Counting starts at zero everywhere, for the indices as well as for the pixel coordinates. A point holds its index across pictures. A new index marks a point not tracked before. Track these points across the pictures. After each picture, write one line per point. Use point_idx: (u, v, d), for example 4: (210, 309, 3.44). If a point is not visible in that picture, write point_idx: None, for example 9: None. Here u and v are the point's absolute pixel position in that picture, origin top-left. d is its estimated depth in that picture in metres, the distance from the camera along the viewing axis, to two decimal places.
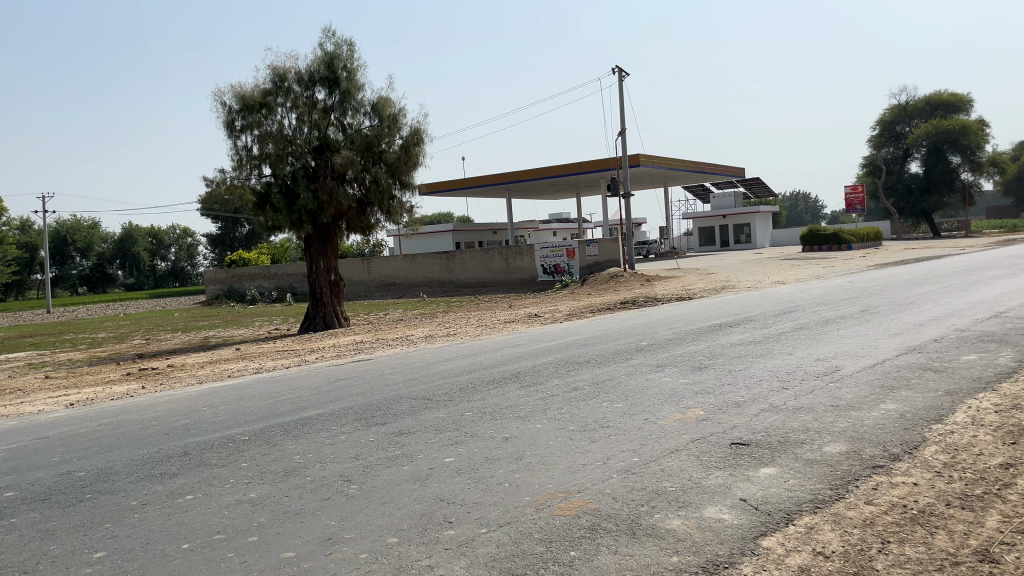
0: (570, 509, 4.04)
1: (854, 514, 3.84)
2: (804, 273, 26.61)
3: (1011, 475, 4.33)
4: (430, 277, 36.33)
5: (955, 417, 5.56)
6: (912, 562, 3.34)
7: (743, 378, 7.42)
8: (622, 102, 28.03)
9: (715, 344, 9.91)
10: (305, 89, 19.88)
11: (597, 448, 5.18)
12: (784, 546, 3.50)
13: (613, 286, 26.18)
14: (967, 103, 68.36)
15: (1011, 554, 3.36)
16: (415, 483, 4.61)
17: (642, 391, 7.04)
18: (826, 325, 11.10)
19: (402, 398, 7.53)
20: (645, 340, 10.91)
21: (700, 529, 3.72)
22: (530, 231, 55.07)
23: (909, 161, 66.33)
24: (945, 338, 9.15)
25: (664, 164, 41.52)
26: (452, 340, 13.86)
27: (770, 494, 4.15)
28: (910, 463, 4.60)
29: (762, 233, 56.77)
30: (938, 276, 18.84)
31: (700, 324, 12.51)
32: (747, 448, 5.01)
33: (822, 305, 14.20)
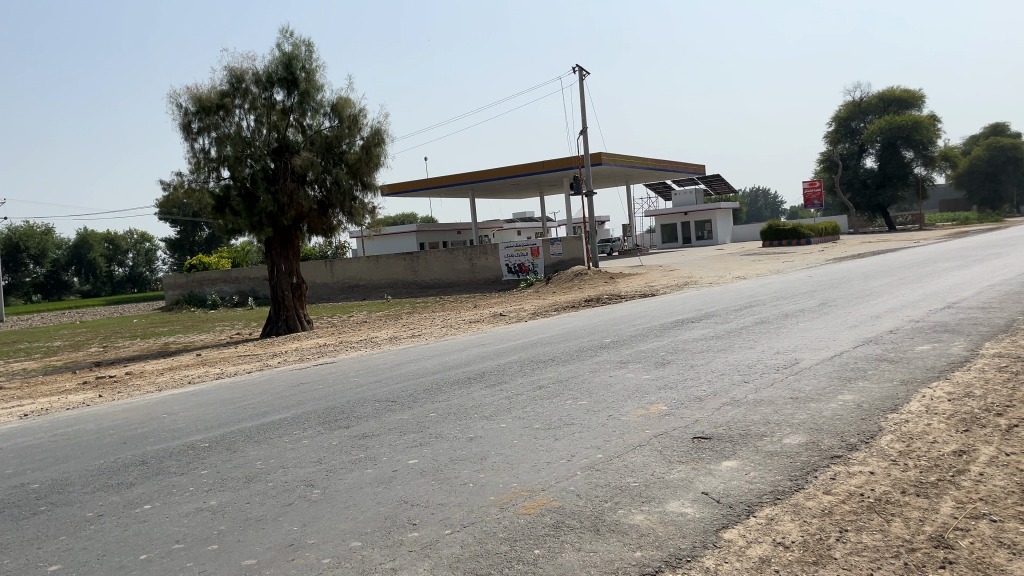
0: (534, 508, 4.04)
1: (813, 504, 3.90)
2: (764, 268, 26.99)
3: (964, 463, 4.44)
4: (394, 278, 36.09)
5: (910, 406, 5.69)
6: (870, 550, 3.39)
7: (705, 372, 7.51)
8: (584, 101, 28.22)
9: (678, 340, 10.02)
10: (263, 90, 19.65)
11: (561, 445, 5.21)
12: (745, 538, 3.55)
13: (577, 284, 26.26)
14: (919, 99, 70.03)
15: (964, 541, 3.44)
16: (379, 487, 4.57)
17: (607, 388, 7.08)
18: (786, 319, 11.28)
19: (366, 400, 7.48)
20: (609, 337, 10.99)
21: (662, 523, 3.75)
22: (494, 230, 55.08)
23: (864, 156, 67.56)
24: (900, 329, 9.36)
25: (626, 162, 41.85)
26: (417, 341, 13.82)
27: (731, 487, 4.19)
28: (867, 453, 4.68)
29: (722, 229, 57.54)
30: (896, 270, 19.26)
31: (663, 320, 12.63)
32: (708, 441, 5.07)
33: (781, 298, 14.43)
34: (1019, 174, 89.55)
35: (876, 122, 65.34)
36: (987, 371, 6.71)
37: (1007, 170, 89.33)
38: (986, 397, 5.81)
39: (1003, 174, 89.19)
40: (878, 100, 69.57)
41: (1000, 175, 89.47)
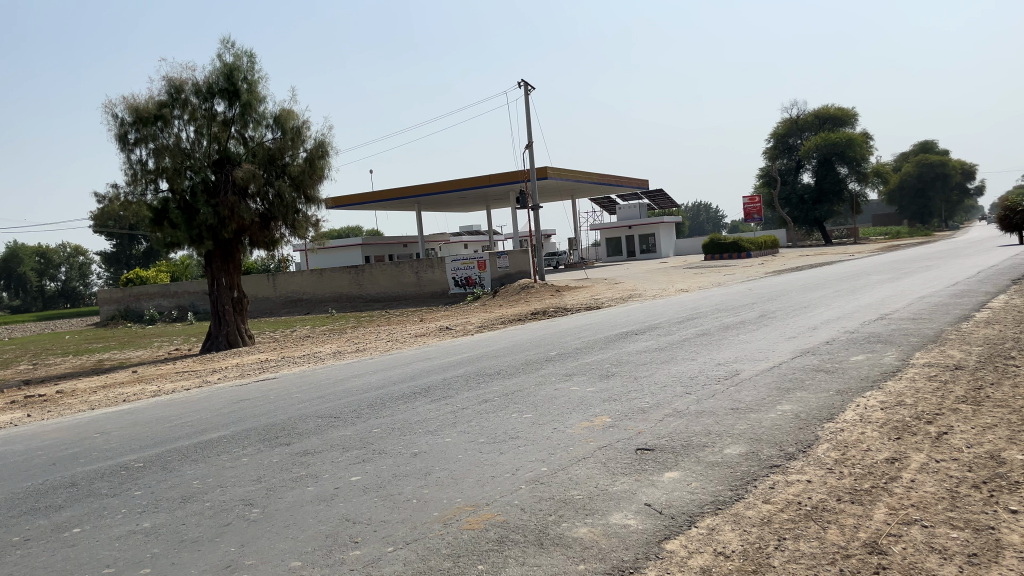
0: (478, 522, 4.02)
1: (752, 513, 3.96)
2: (706, 281, 27.48)
3: (896, 469, 4.57)
4: (338, 292, 35.64)
5: (845, 415, 5.85)
6: (807, 557, 3.46)
7: (648, 384, 7.58)
8: (529, 115, 28.47)
9: (622, 352, 10.12)
10: (203, 101, 19.29)
11: (506, 459, 5.19)
12: (687, 548, 3.58)
13: (524, 297, 26.33)
14: (853, 117, 72.42)
15: (896, 546, 3.54)
16: (321, 504, 4.49)
17: (553, 401, 7.09)
18: (726, 330, 11.50)
19: (308, 416, 7.36)
20: (554, 349, 11.03)
21: (606, 535, 3.77)
22: (440, 244, 54.95)
23: (802, 172, 69.57)
24: (836, 340, 9.61)
25: (572, 176, 42.24)
26: (362, 355, 13.67)
27: (674, 497, 4.24)
28: (804, 461, 4.79)
29: (666, 243, 58.47)
30: (832, 282, 19.81)
31: (608, 333, 12.74)
32: (651, 453, 5.12)
33: (723, 311, 14.72)
34: (946, 190, 93.30)
35: (812, 139, 67.32)
36: (918, 380, 6.95)
37: (935, 186, 93.14)
38: (917, 405, 6.02)
39: (932, 191, 92.92)
40: (814, 117, 71.73)
41: (929, 192, 93.18)
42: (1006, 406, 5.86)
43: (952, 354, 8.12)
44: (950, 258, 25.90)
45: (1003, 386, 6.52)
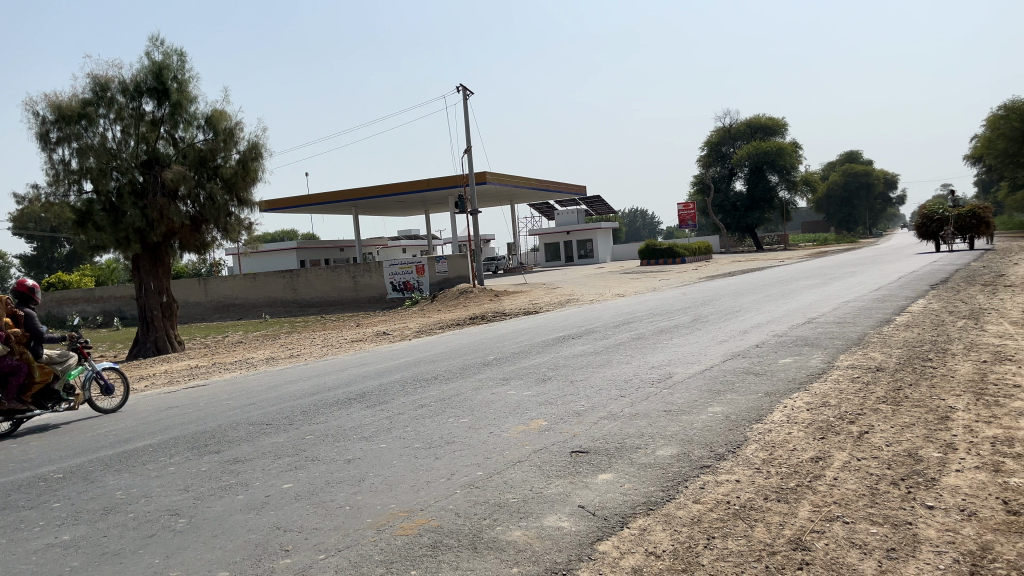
0: (411, 528, 4.00)
1: (683, 513, 4.04)
2: (641, 286, 27.90)
3: (820, 468, 4.72)
4: (272, 297, 34.93)
5: (772, 417, 6.01)
6: (735, 555, 3.54)
7: (584, 388, 7.64)
8: (467, 121, 28.52)
9: (559, 356, 10.19)
10: (130, 100, 18.72)
11: (442, 464, 5.18)
12: (619, 548, 3.63)
13: (462, 302, 26.30)
14: (782, 126, 74.58)
15: (820, 542, 3.65)
16: (251, 513, 4.40)
17: (489, 405, 7.10)
18: (661, 334, 11.70)
19: (239, 424, 7.20)
20: (491, 354, 11.02)
21: (539, 538, 3.79)
22: (378, 248, 54.47)
23: (734, 180, 71.30)
24: (765, 343, 9.88)
25: (510, 181, 42.42)
26: (296, 362, 13.43)
27: (607, 499, 4.29)
28: (734, 461, 4.91)
29: (603, 248, 59.16)
30: (762, 287, 20.37)
31: (545, 337, 12.81)
32: (586, 455, 5.17)
33: (657, 315, 14.97)
34: (870, 199, 96.88)
35: (744, 147, 69.10)
36: (842, 381, 7.19)
37: (860, 195, 96.69)
38: (840, 406, 6.23)
39: (857, 199, 96.38)
40: (746, 126, 73.68)
41: (854, 200, 96.63)
42: (922, 405, 6.11)
43: (874, 356, 8.43)
44: (873, 265, 26.90)
45: (920, 386, 6.79)
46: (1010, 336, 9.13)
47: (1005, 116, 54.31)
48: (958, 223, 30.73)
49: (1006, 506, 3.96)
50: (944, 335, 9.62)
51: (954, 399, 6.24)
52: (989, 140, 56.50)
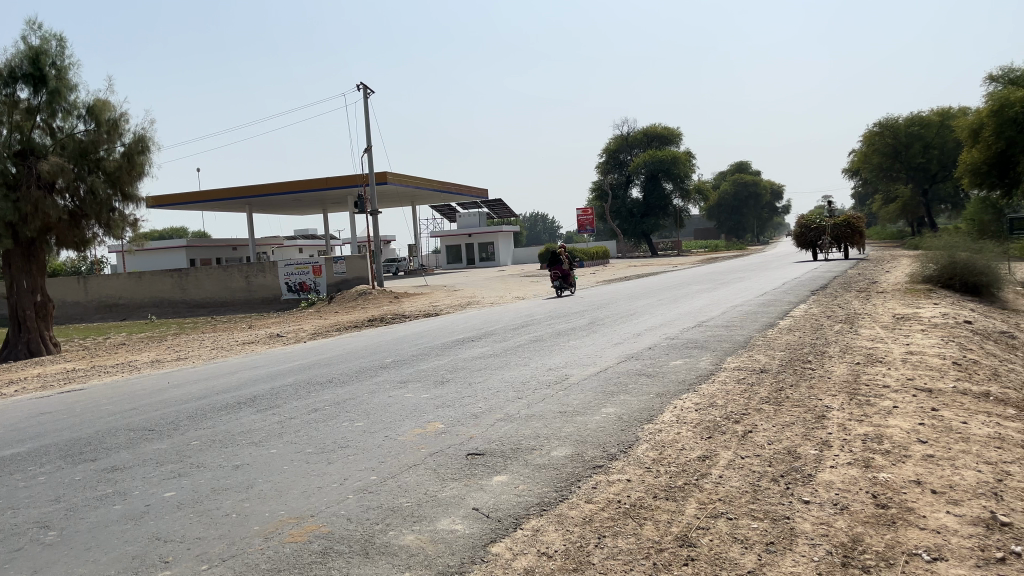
0: (301, 535, 3.90)
1: (575, 513, 4.10)
2: (541, 289, 28.22)
3: (707, 466, 4.89)
4: (159, 296, 33.41)
5: (663, 417, 6.19)
6: (624, 554, 3.62)
7: (481, 390, 7.65)
8: (368, 119, 28.13)
9: (458, 358, 10.17)
10: (3, 86, 17.54)
11: (335, 469, 5.06)
12: (512, 550, 3.65)
13: (361, 303, 25.90)
14: (677, 136, 77.00)
15: (705, 538, 3.78)
16: (128, 523, 4.18)
17: (385, 408, 7.01)
18: (558, 337, 11.86)
19: (118, 430, 6.83)
20: (389, 357, 10.88)
21: (432, 541, 3.76)
22: (273, 248, 53.01)
23: (631, 187, 73.09)
24: (657, 345, 10.20)
25: (411, 182, 42.11)
26: (183, 364, 12.90)
27: (501, 501, 4.30)
28: (625, 461, 5.02)
29: (504, 251, 59.53)
30: (656, 291, 20.99)
31: (444, 339, 12.76)
32: (481, 457, 5.19)
33: (555, 318, 15.17)
34: (757, 208, 101.42)
35: (641, 155, 71.00)
36: (728, 382, 7.47)
37: (749, 204, 100.92)
38: (726, 406, 6.48)
39: (746, 209, 100.67)
40: (643, 135, 75.07)
41: (744, 209, 100.81)
42: (801, 405, 6.43)
43: (758, 358, 8.81)
44: (760, 271, 28.15)
45: (800, 387, 7.15)
46: (881, 340, 9.72)
47: (880, 133, 57.60)
48: (835, 232, 32.38)
49: (875, 500, 4.22)
50: (823, 338, 10.15)
51: (830, 399, 6.60)
52: (864, 154, 59.62)
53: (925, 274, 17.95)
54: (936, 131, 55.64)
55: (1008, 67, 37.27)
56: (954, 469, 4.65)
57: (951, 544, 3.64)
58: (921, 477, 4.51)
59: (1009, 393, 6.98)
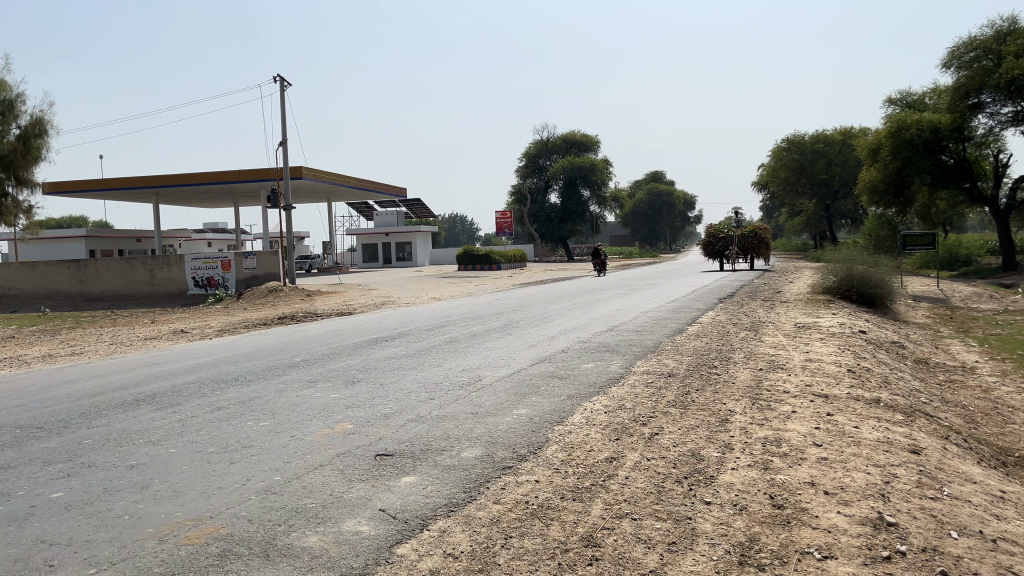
0: (198, 537, 3.76)
1: (482, 514, 4.10)
2: (457, 290, 28.16)
3: (614, 468, 4.96)
4: (54, 288, 31.74)
5: (572, 418, 6.27)
6: (529, 553, 3.63)
7: (392, 391, 7.57)
8: (284, 113, 27.52)
9: (370, 358, 10.03)
10: None
11: (236, 469, 4.91)
12: (417, 551, 3.61)
13: (272, 300, 25.27)
14: (595, 144, 78.31)
15: (609, 538, 3.84)
16: (10, 526, 3.94)
17: (291, 408, 6.84)
18: (473, 338, 11.84)
19: (3, 427, 6.44)
20: (299, 356, 10.65)
21: (336, 543, 3.69)
22: (180, 241, 51.15)
23: (550, 192, 73.89)
24: (570, 348, 10.32)
25: (328, 178, 41.41)
26: (78, 359, 12.29)
27: (409, 501, 4.26)
28: (534, 462, 5.06)
29: (421, 251, 59.15)
30: (571, 295, 21.26)
31: (356, 339, 12.58)
32: (390, 458, 5.12)
33: (470, 319, 15.16)
34: (671, 218, 104.14)
35: (560, 161, 71.93)
36: (637, 385, 7.64)
37: (663, 213, 103.55)
38: (635, 408, 6.60)
39: (660, 217, 103.15)
40: (562, 142, 76.30)
41: (658, 218, 103.26)
42: (706, 409, 6.62)
43: (667, 362, 9.04)
44: (671, 278, 28.86)
45: (705, 391, 7.37)
46: (783, 347, 10.12)
47: (787, 149, 59.82)
48: (741, 241, 33.34)
49: (772, 500, 4.37)
50: (728, 344, 10.48)
51: (734, 403, 6.81)
52: (771, 169, 61.92)
53: (825, 285, 18.77)
54: (838, 149, 58.38)
55: (905, 92, 39.47)
56: (845, 471, 4.87)
57: (840, 543, 3.81)
58: (815, 479, 4.70)
59: (897, 399, 7.38)
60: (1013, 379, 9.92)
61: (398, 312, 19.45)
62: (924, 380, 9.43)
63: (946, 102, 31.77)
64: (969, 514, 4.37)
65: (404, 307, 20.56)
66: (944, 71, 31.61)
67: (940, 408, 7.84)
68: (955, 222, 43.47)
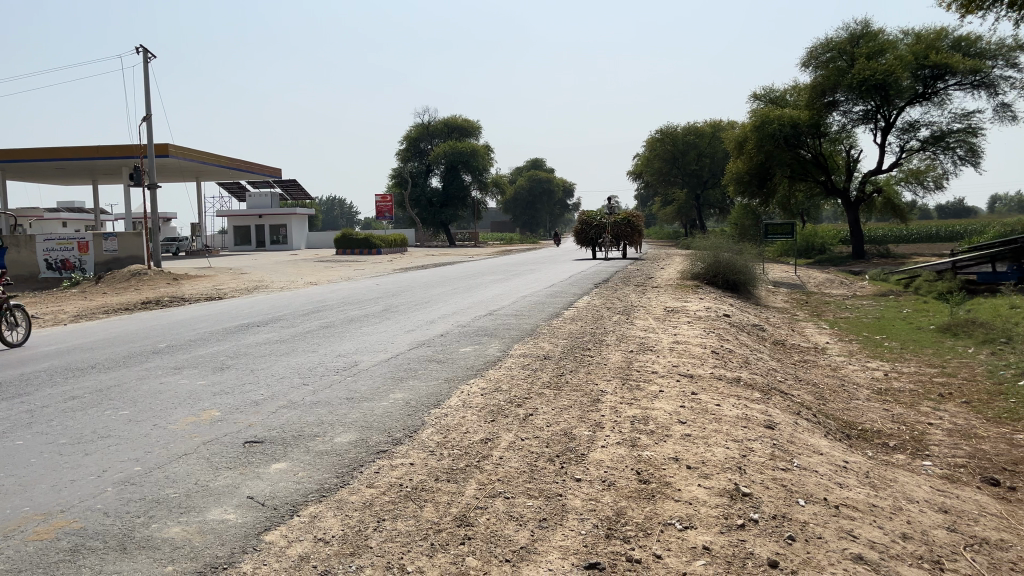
0: (47, 532, 3.54)
1: (355, 498, 4.06)
2: (334, 274, 27.59)
3: (488, 449, 5.02)
4: None
5: (449, 401, 6.29)
6: (402, 535, 3.64)
7: (264, 377, 7.37)
8: (148, 86, 26.04)
9: (240, 344, 9.70)
10: None
11: (92, 461, 4.64)
12: (287, 537, 3.54)
13: (135, 283, 23.93)
14: (476, 129, 78.53)
15: (482, 517, 3.89)
16: None
17: (154, 396, 6.53)
18: (349, 323, 11.63)
19: None
20: (163, 341, 10.14)
21: (200, 532, 3.57)
22: (33, 220, 47.60)
23: (430, 176, 73.42)
24: (449, 332, 10.33)
25: (195, 157, 39.60)
26: None
27: (278, 488, 4.17)
28: (409, 445, 5.05)
29: (297, 235, 57.50)
30: (451, 280, 21.26)
31: (226, 324, 12.10)
32: (260, 445, 4.99)
33: (348, 304, 14.92)
34: (551, 204, 106.10)
35: (441, 145, 71.68)
36: (513, 368, 7.75)
37: (543, 200, 105.25)
38: (510, 390, 6.70)
39: (540, 204, 104.89)
40: (443, 126, 76.16)
41: (538, 205, 104.97)
42: (579, 389, 6.81)
43: (542, 345, 9.21)
44: (550, 264, 29.32)
45: (579, 372, 7.58)
46: (653, 330, 10.53)
47: (660, 139, 61.84)
48: (615, 230, 34.34)
49: (638, 476, 4.56)
50: (602, 327, 10.80)
51: (605, 384, 7.04)
52: (646, 159, 63.95)
53: (693, 271, 19.62)
54: (708, 141, 60.91)
55: (769, 88, 41.58)
56: (706, 446, 5.14)
57: (700, 513, 4.02)
58: (679, 454, 4.94)
59: (756, 378, 7.85)
60: (859, 358, 10.74)
61: (270, 296, 18.85)
62: (780, 360, 10.06)
63: (805, 99, 33.70)
64: (816, 482, 4.71)
65: (277, 292, 19.93)
66: (803, 69, 33.58)
67: (793, 385, 8.39)
68: (811, 213, 46.41)
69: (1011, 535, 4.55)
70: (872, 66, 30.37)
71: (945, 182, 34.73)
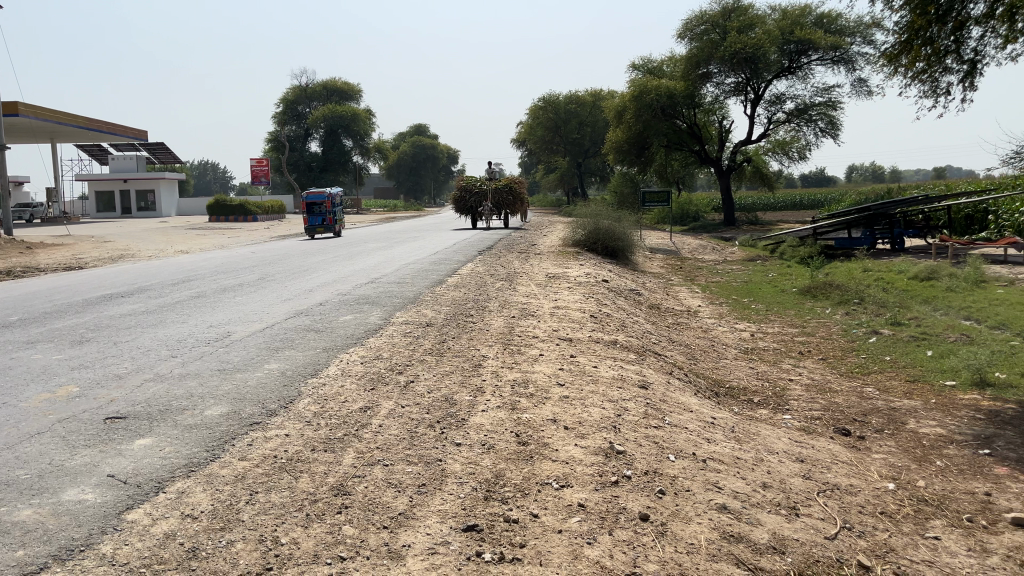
0: None
1: (226, 471, 3.92)
2: (207, 242, 26.39)
3: (368, 417, 4.96)
4: None
5: (328, 370, 6.17)
6: (277, 507, 3.54)
7: (129, 349, 7.00)
8: None
9: (102, 316, 9.15)
10: None
11: None
12: (151, 515, 3.38)
13: None
14: (356, 93, 76.71)
15: (360, 485, 3.84)
16: None
17: (3, 373, 6.06)
18: (223, 293, 11.18)
19: None
20: (14, 314, 9.43)
21: (55, 515, 3.35)
22: None
23: (309, 140, 71.22)
24: (328, 301, 10.11)
25: (49, 117, 36.74)
26: None
27: (143, 465, 3.98)
28: (284, 417, 4.91)
29: (166, 201, 54.60)
30: (332, 248, 20.78)
31: (87, 295, 11.37)
32: (122, 421, 4.73)
33: (221, 273, 14.32)
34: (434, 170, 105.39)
35: (320, 109, 69.57)
36: (394, 336, 7.67)
37: (426, 166, 104.28)
38: (390, 358, 6.63)
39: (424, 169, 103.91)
40: (322, 89, 73.98)
41: (422, 170, 104.00)
42: (460, 355, 6.83)
43: (425, 312, 9.15)
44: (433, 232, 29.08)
45: (461, 338, 7.59)
46: (534, 296, 10.65)
47: (543, 107, 62.22)
48: (496, 197, 34.33)
49: (518, 438, 4.62)
50: (485, 294, 10.83)
51: (487, 349, 7.09)
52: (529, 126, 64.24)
53: (574, 238, 19.97)
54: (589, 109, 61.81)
55: (647, 59, 42.44)
56: (583, 407, 5.26)
57: (576, 472, 4.12)
58: (557, 416, 5.04)
59: (632, 341, 8.08)
60: (728, 320, 11.27)
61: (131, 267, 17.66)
62: (656, 324, 10.41)
63: (681, 70, 34.56)
64: (685, 438, 4.93)
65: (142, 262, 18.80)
66: (679, 41, 34.41)
67: (667, 347, 8.73)
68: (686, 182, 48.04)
69: (859, 480, 4.92)
70: (742, 39, 31.37)
71: (808, 152, 36.68)
